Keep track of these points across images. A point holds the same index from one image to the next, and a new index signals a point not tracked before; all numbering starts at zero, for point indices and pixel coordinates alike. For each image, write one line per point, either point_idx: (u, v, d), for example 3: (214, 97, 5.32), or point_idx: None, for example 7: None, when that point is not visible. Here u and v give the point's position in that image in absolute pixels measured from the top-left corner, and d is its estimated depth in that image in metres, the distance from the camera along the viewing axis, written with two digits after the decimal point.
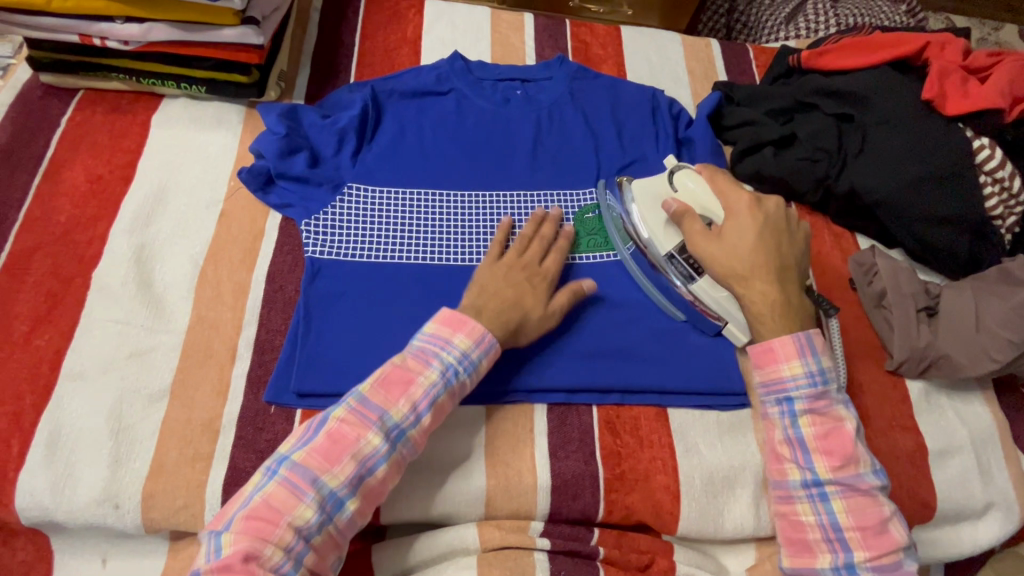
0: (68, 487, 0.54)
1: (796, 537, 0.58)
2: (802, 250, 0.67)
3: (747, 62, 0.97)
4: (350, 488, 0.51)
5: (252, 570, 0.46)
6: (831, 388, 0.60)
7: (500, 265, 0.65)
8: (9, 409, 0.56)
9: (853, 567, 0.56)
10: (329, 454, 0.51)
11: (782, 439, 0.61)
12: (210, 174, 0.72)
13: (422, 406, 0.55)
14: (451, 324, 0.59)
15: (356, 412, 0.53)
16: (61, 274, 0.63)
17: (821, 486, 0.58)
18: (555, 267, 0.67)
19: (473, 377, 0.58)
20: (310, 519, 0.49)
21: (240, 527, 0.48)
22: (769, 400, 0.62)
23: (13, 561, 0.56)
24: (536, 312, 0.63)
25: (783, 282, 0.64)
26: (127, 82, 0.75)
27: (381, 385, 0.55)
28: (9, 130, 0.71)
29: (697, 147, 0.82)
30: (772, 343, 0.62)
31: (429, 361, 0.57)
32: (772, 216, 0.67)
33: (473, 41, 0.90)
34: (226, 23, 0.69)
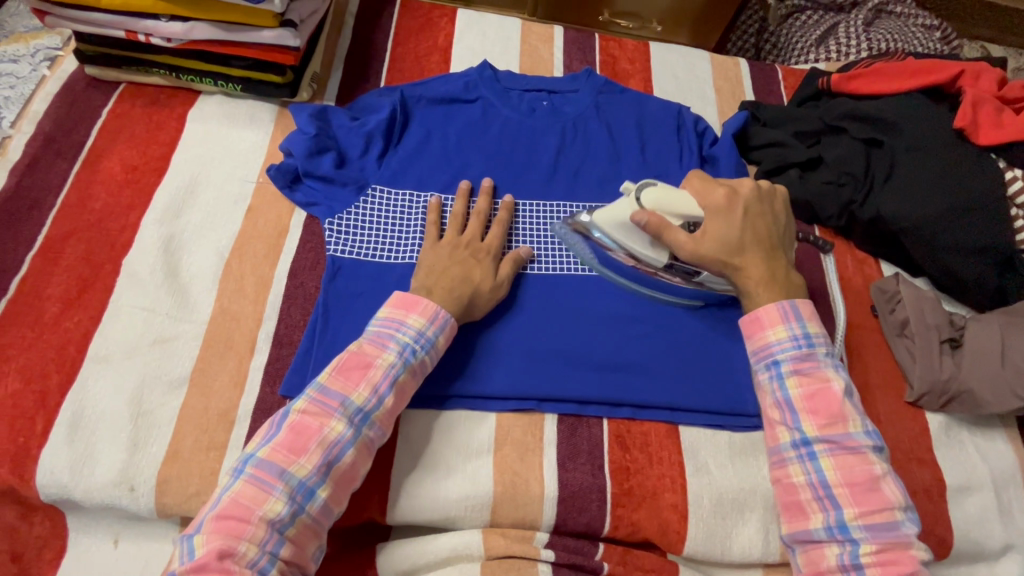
0: (87, 468, 0.56)
1: (790, 501, 0.57)
2: (782, 229, 0.67)
3: (775, 82, 0.97)
4: (320, 475, 0.51)
5: (229, 567, 0.46)
6: (817, 350, 0.60)
7: (443, 247, 0.66)
8: (35, 388, 0.58)
9: (845, 526, 0.54)
10: (294, 446, 0.51)
11: (771, 403, 0.60)
12: (241, 169, 0.74)
13: (383, 388, 0.56)
14: (405, 305, 0.60)
15: (317, 402, 0.54)
16: (93, 259, 0.65)
17: (810, 445, 0.57)
18: (496, 241, 0.68)
19: (432, 354, 0.59)
20: (281, 512, 0.49)
21: (212, 527, 0.48)
22: (758, 367, 0.62)
23: (29, 535, 0.58)
24: (485, 284, 0.64)
25: (770, 259, 0.64)
26: (168, 78, 0.77)
27: (340, 372, 0.55)
28: (53, 118, 0.74)
29: (721, 165, 0.82)
30: (757, 311, 0.63)
31: (385, 344, 0.57)
32: (746, 201, 0.65)
33: (502, 51, 0.91)
34: (265, 25, 0.71)
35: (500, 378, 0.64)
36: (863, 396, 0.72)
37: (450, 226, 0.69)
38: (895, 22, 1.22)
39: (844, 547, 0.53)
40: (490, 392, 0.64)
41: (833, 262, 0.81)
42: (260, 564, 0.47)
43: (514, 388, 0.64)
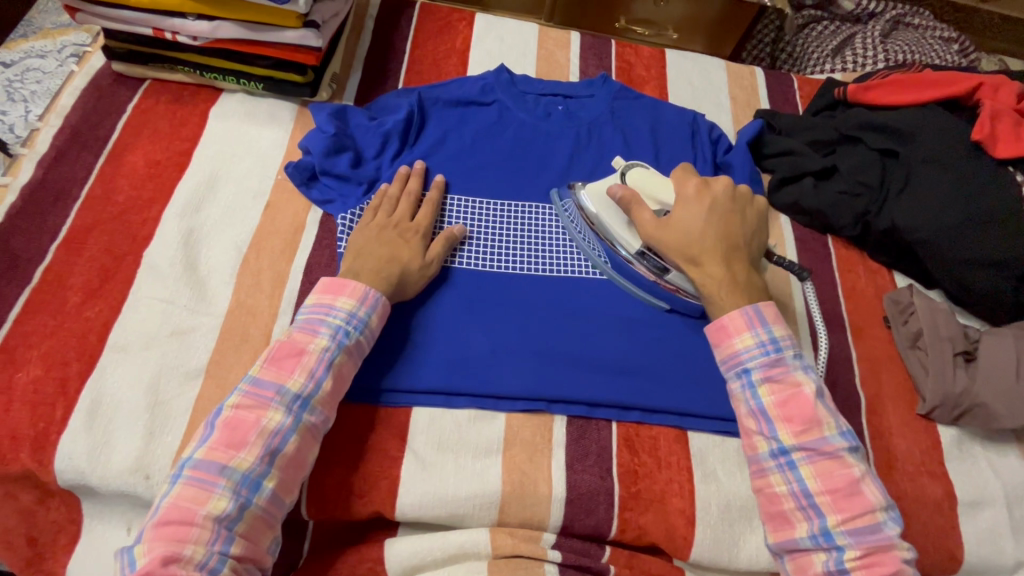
0: (104, 455, 0.57)
1: (773, 512, 0.57)
2: (754, 228, 0.68)
3: (790, 91, 0.97)
4: (264, 466, 0.52)
5: (175, 572, 0.46)
6: (786, 354, 0.60)
7: (371, 228, 0.67)
8: (56, 375, 0.59)
9: (829, 533, 0.54)
10: (231, 441, 0.52)
11: (745, 413, 0.59)
12: (260, 166, 0.75)
13: (320, 372, 0.56)
14: (333, 290, 0.61)
15: (250, 394, 0.54)
16: (115, 251, 0.67)
17: (788, 454, 0.57)
18: (427, 220, 0.69)
19: (366, 334, 0.60)
20: (226, 508, 0.49)
21: (152, 535, 0.48)
22: (730, 376, 0.61)
23: (45, 520, 0.59)
24: (413, 264, 0.65)
25: (731, 261, 0.65)
26: (192, 75, 0.79)
27: (271, 363, 0.56)
28: (80, 113, 0.76)
29: (735, 173, 0.83)
30: (724, 319, 0.62)
31: (316, 330, 0.58)
32: (717, 195, 0.68)
33: (520, 56, 0.92)
34: (289, 25, 0.72)
35: (511, 380, 0.65)
36: (874, 407, 0.72)
37: (380, 208, 0.69)
38: (912, 34, 1.22)
39: (830, 553, 0.54)
40: (500, 392, 0.64)
41: (845, 273, 0.81)
42: (210, 564, 0.47)
43: (525, 389, 0.64)
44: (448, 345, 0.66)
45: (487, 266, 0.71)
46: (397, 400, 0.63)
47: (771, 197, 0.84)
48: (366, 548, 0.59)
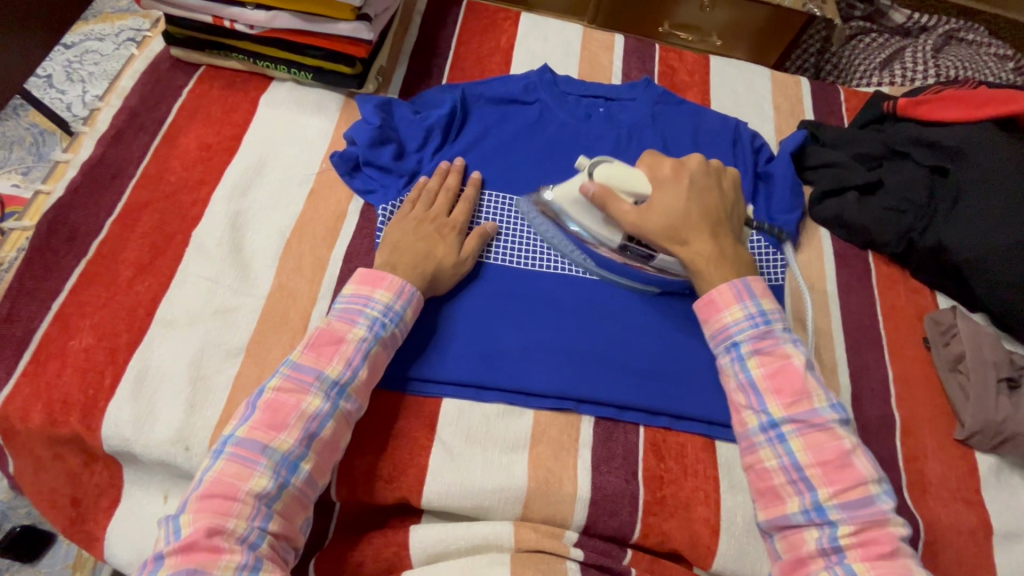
0: (148, 423, 0.59)
1: (764, 487, 0.57)
2: (732, 204, 0.69)
3: (836, 103, 0.95)
4: (302, 448, 0.53)
5: (218, 544, 0.48)
6: (774, 326, 0.61)
7: (409, 221, 0.68)
8: (106, 344, 0.61)
9: (821, 507, 0.54)
10: (272, 423, 0.53)
11: (735, 387, 0.60)
12: (306, 154, 0.77)
13: (357, 361, 0.58)
14: (371, 281, 0.62)
15: (291, 378, 0.55)
16: (165, 229, 0.69)
17: (778, 427, 0.57)
18: (462, 216, 0.70)
19: (401, 325, 0.61)
20: (267, 486, 0.51)
21: (196, 506, 0.49)
22: (719, 350, 0.63)
23: (89, 482, 0.61)
24: (448, 260, 0.66)
25: (717, 236, 0.66)
26: (245, 63, 0.81)
27: (312, 348, 0.57)
28: (139, 95, 0.78)
29: (776, 184, 0.83)
30: (711, 292, 0.63)
31: (354, 320, 0.59)
32: (692, 173, 0.68)
33: (563, 56, 0.93)
34: (343, 17, 0.74)
35: (540, 377, 0.65)
36: (908, 429, 0.71)
37: (418, 202, 0.70)
38: (965, 50, 1.19)
39: (822, 531, 0.53)
40: (529, 388, 0.65)
41: (884, 290, 0.79)
42: (250, 538, 0.49)
43: (554, 386, 0.65)
44: (481, 340, 0.66)
45: (521, 263, 0.72)
46: (429, 389, 0.64)
47: (811, 209, 0.83)
48: (391, 533, 0.60)
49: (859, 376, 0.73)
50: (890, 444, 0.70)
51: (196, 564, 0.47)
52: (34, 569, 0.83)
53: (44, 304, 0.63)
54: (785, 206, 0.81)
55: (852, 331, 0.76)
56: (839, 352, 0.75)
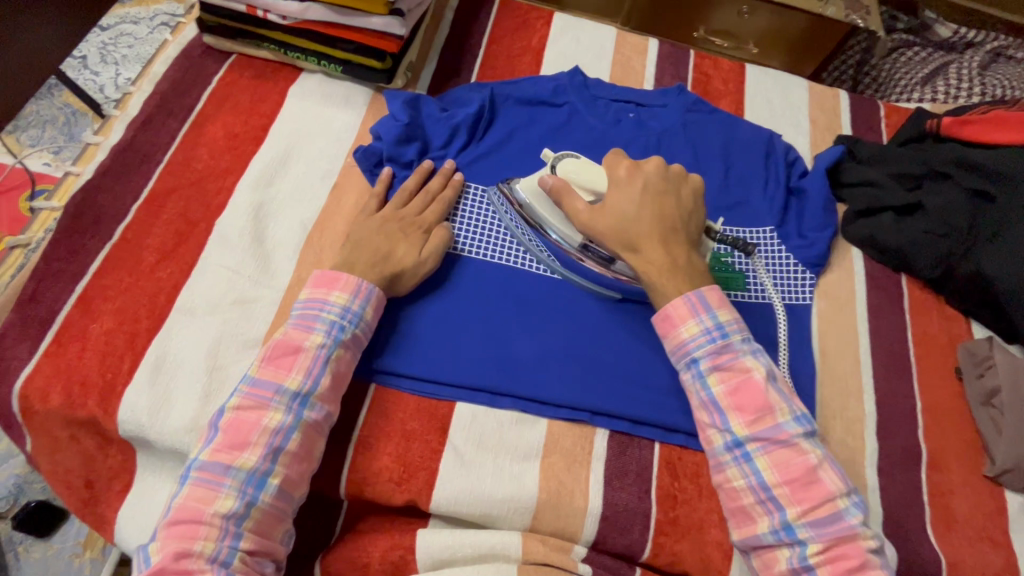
0: (163, 411, 0.59)
1: (735, 508, 0.56)
2: (689, 212, 0.66)
3: (875, 119, 0.92)
4: (267, 463, 0.53)
5: (187, 567, 0.48)
6: (733, 339, 0.59)
7: (374, 220, 0.67)
8: (126, 329, 0.62)
9: (790, 527, 0.53)
10: (234, 442, 0.53)
11: (698, 404, 0.59)
12: (332, 148, 0.77)
13: (317, 370, 0.57)
14: (326, 284, 0.61)
15: (250, 395, 0.55)
16: (190, 217, 0.69)
17: (743, 446, 0.56)
18: (433, 218, 0.69)
19: (362, 326, 0.61)
20: (233, 506, 0.51)
21: (164, 534, 0.50)
22: (679, 366, 0.61)
23: (102, 465, 0.62)
24: (408, 259, 0.65)
25: (668, 244, 0.63)
26: (276, 53, 0.80)
27: (269, 361, 0.57)
28: (170, 81, 0.78)
29: (808, 200, 0.80)
30: (667, 307, 0.61)
31: (311, 326, 0.59)
32: (647, 177, 0.65)
33: (595, 59, 0.91)
34: (376, 11, 0.73)
35: (555, 387, 0.64)
36: (935, 462, 0.68)
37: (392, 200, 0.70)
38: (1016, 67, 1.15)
39: (793, 549, 0.53)
40: (543, 397, 0.64)
41: (917, 316, 0.77)
42: (221, 557, 0.49)
43: (569, 397, 0.64)
44: (496, 346, 0.65)
45: (541, 270, 0.71)
46: (442, 394, 0.64)
47: (843, 228, 0.81)
48: (398, 536, 0.59)
49: (885, 404, 0.71)
50: (915, 477, 0.67)
51: None
52: (48, 544, 0.84)
53: (67, 286, 0.63)
54: (818, 224, 0.79)
55: (881, 356, 0.74)
56: (866, 378, 0.72)
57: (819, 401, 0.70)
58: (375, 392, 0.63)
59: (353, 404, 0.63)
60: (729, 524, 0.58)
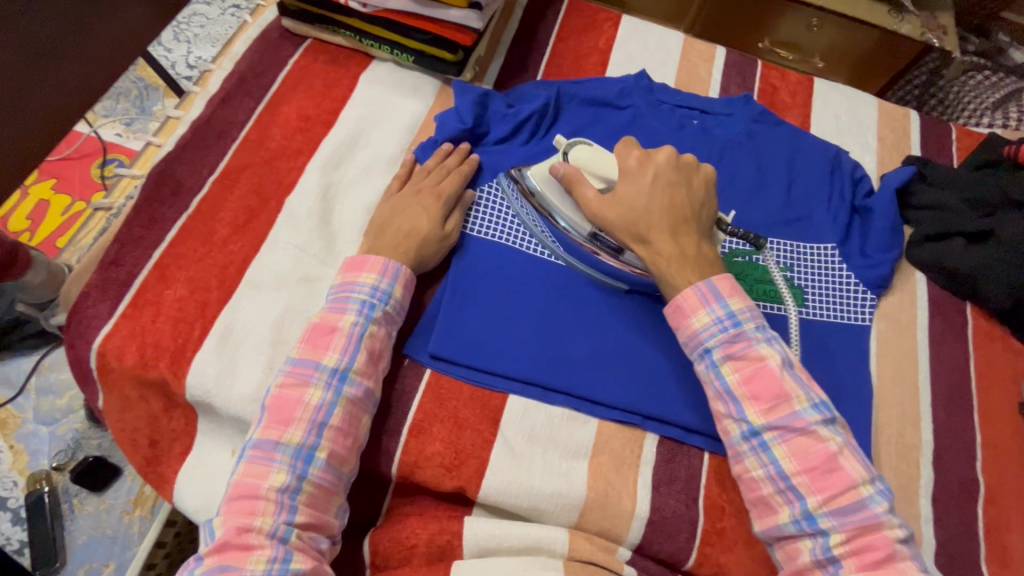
0: (229, 379, 0.61)
1: (755, 498, 0.55)
2: (701, 203, 0.64)
3: (946, 141, 0.90)
4: (314, 438, 0.54)
5: (248, 541, 0.49)
6: (745, 328, 0.57)
7: (397, 197, 0.70)
8: (198, 298, 0.64)
9: (811, 518, 0.52)
10: (281, 418, 0.55)
11: (713, 395, 0.58)
12: (399, 135, 0.78)
13: (352, 347, 0.58)
14: (355, 266, 0.63)
15: (293, 374, 0.57)
16: (262, 194, 0.71)
17: (760, 435, 0.55)
18: (451, 189, 0.69)
19: (391, 303, 0.62)
20: (285, 481, 0.52)
21: (226, 510, 0.52)
22: (693, 356, 0.60)
23: (166, 427, 0.64)
24: (432, 234, 0.67)
25: (679, 233, 0.62)
26: (351, 40, 0.82)
27: (307, 342, 0.59)
28: (249, 61, 0.81)
29: (874, 220, 0.79)
30: (678, 298, 0.60)
31: (344, 307, 0.60)
32: (660, 168, 0.64)
33: (662, 63, 0.91)
34: (456, 4, 0.74)
35: (608, 388, 0.64)
36: (993, 497, 0.66)
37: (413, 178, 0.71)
38: None
39: (816, 540, 0.52)
40: (596, 397, 0.64)
41: (980, 346, 0.74)
42: (279, 533, 0.50)
43: (622, 399, 0.64)
44: (551, 342, 0.66)
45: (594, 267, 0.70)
46: (495, 384, 0.64)
47: (906, 250, 0.79)
48: (445, 521, 0.60)
49: (943, 433, 0.69)
50: (970, 512, 0.65)
51: (230, 562, 0.49)
52: (100, 499, 0.89)
53: (145, 252, 0.66)
54: (883, 245, 0.77)
55: (941, 384, 0.72)
56: (924, 405, 0.70)
57: (874, 425, 0.68)
58: (429, 376, 0.64)
59: (407, 386, 0.64)
60: (751, 516, 0.57)
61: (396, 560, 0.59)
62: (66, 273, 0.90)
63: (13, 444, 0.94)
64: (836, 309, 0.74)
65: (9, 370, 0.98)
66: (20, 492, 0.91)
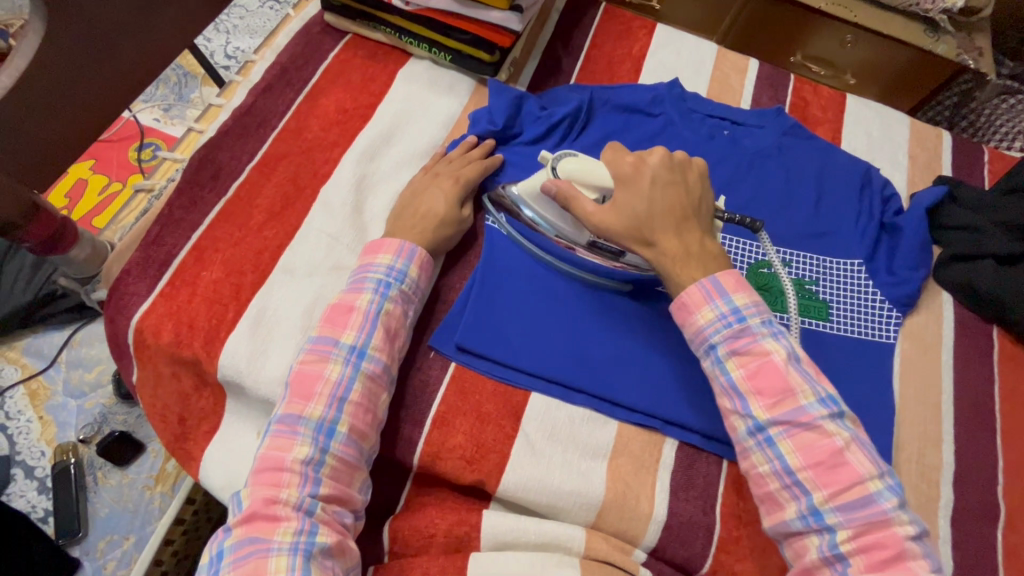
0: (260, 361, 0.62)
1: (763, 494, 0.55)
2: (699, 197, 0.63)
3: (978, 163, 0.89)
4: (334, 412, 0.55)
5: (276, 513, 0.50)
6: (750, 323, 0.57)
7: (421, 181, 0.71)
8: (232, 281, 0.65)
9: (818, 513, 0.51)
10: (302, 393, 0.56)
11: (720, 391, 0.58)
12: (433, 132, 0.79)
13: (370, 325, 0.59)
14: (372, 250, 0.64)
15: (313, 350, 0.58)
16: (298, 182, 0.72)
17: (765, 431, 0.55)
18: (472, 177, 0.71)
19: (407, 283, 0.63)
20: (308, 453, 0.53)
21: (254, 482, 0.53)
22: (700, 353, 0.60)
23: (194, 405, 0.65)
24: (449, 219, 0.69)
25: (683, 231, 0.61)
26: (391, 37, 0.83)
27: (326, 322, 0.60)
28: (290, 53, 0.83)
29: (903, 239, 0.78)
30: (682, 295, 0.59)
31: (361, 288, 0.62)
32: (655, 171, 0.62)
33: (694, 73, 0.91)
34: (497, 6, 0.76)
35: (631, 391, 0.64)
36: (1013, 523, 0.66)
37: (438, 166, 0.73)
38: None
39: (823, 537, 0.51)
40: (617, 399, 0.64)
41: (1006, 370, 0.74)
42: (305, 506, 0.51)
43: (643, 402, 0.64)
44: (574, 341, 0.66)
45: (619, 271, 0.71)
46: (518, 381, 0.65)
47: (934, 270, 0.78)
48: (465, 512, 0.61)
49: (965, 456, 0.69)
50: (990, 537, 0.65)
51: (258, 532, 0.50)
52: (123, 473, 0.92)
53: (184, 234, 0.68)
54: (911, 263, 0.77)
55: (964, 407, 0.71)
56: (945, 427, 0.70)
57: (895, 443, 0.68)
58: (453, 369, 0.65)
59: (430, 377, 0.65)
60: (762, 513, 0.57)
61: (415, 547, 0.60)
62: (110, 250, 0.83)
63: (41, 414, 0.97)
64: (862, 326, 0.73)
65: (42, 343, 1.01)
66: (47, 463, 0.94)
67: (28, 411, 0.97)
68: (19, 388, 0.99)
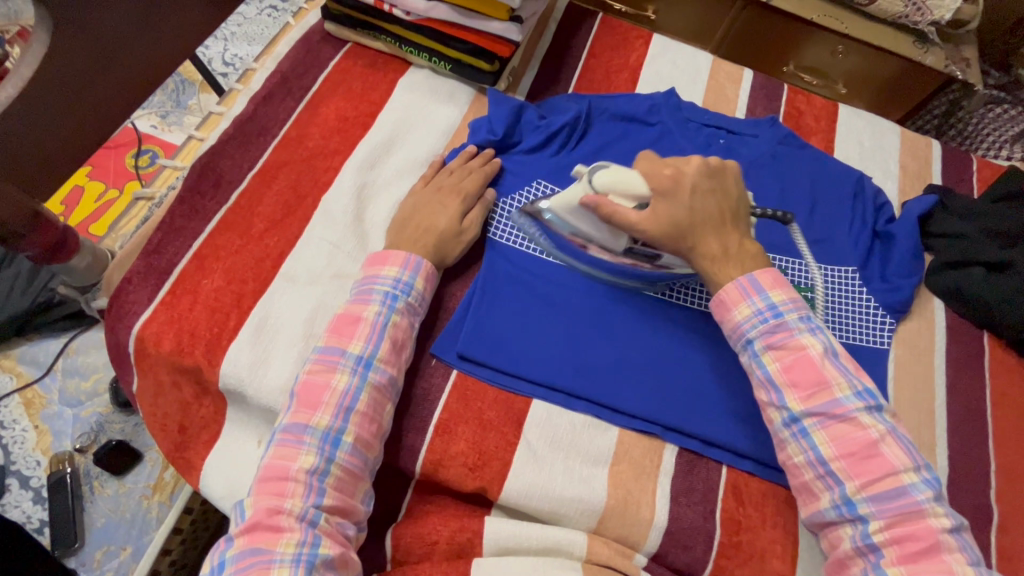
0: (261, 369, 0.62)
1: (798, 484, 0.57)
2: (736, 203, 0.64)
3: (967, 172, 0.91)
4: (341, 422, 0.55)
5: (279, 523, 0.50)
6: (787, 318, 0.58)
7: (423, 192, 0.72)
8: (234, 289, 0.65)
9: (851, 503, 0.53)
10: (309, 401, 0.56)
11: (756, 383, 0.59)
12: (434, 140, 0.80)
13: (377, 335, 0.60)
14: (378, 261, 0.64)
15: (320, 360, 0.58)
16: (299, 191, 0.73)
17: (800, 422, 0.56)
18: (472, 187, 0.71)
19: (413, 295, 0.63)
20: (313, 462, 0.53)
21: (258, 490, 0.53)
22: (736, 348, 0.61)
23: (195, 414, 0.65)
24: (450, 232, 0.68)
25: (722, 234, 0.62)
26: (391, 46, 0.84)
27: (333, 332, 0.60)
28: (290, 62, 0.83)
29: (896, 246, 0.80)
30: (719, 292, 0.61)
31: (368, 299, 0.62)
32: (694, 179, 0.62)
33: (690, 82, 0.93)
34: (497, 16, 0.77)
35: (631, 398, 0.65)
36: (1006, 526, 0.67)
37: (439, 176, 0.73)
38: None
39: (856, 526, 0.53)
40: (618, 406, 0.65)
41: (997, 375, 0.75)
42: (309, 517, 0.51)
43: (643, 409, 0.65)
44: (574, 348, 0.67)
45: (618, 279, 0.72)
46: (520, 389, 0.65)
47: (925, 276, 0.80)
48: (467, 519, 0.61)
49: (958, 460, 0.70)
50: (983, 539, 0.66)
51: (261, 542, 0.50)
52: (120, 482, 0.91)
53: (185, 242, 0.68)
54: (903, 270, 0.78)
55: (956, 411, 0.73)
56: (939, 431, 0.71)
57: None
58: (455, 377, 0.66)
59: (431, 385, 0.66)
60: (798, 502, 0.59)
61: (417, 555, 0.60)
62: (110, 258, 0.83)
63: (37, 423, 0.96)
64: (856, 332, 0.75)
65: (37, 351, 1.01)
66: (42, 472, 0.93)
67: (23, 420, 0.96)
68: (14, 397, 0.98)
